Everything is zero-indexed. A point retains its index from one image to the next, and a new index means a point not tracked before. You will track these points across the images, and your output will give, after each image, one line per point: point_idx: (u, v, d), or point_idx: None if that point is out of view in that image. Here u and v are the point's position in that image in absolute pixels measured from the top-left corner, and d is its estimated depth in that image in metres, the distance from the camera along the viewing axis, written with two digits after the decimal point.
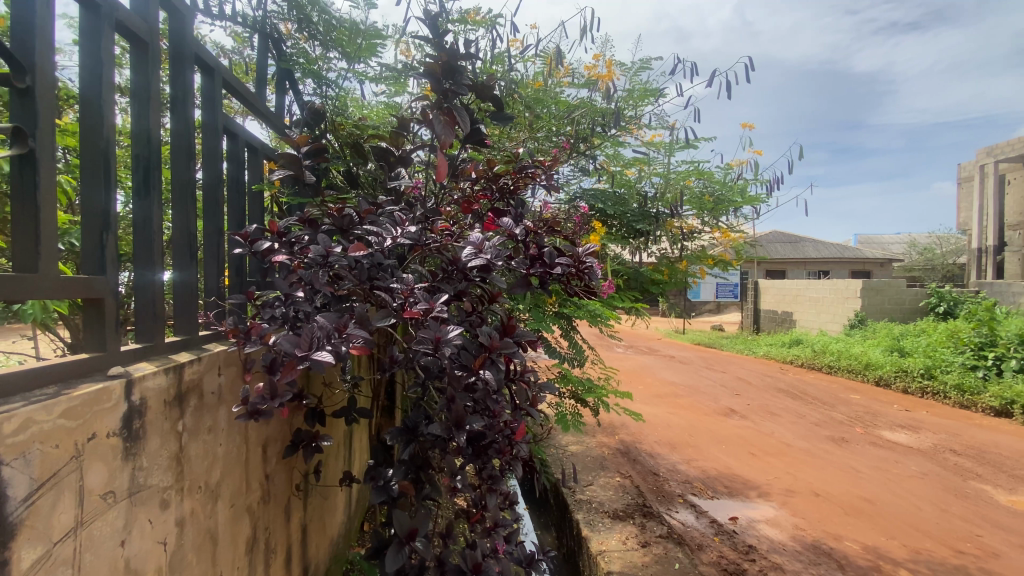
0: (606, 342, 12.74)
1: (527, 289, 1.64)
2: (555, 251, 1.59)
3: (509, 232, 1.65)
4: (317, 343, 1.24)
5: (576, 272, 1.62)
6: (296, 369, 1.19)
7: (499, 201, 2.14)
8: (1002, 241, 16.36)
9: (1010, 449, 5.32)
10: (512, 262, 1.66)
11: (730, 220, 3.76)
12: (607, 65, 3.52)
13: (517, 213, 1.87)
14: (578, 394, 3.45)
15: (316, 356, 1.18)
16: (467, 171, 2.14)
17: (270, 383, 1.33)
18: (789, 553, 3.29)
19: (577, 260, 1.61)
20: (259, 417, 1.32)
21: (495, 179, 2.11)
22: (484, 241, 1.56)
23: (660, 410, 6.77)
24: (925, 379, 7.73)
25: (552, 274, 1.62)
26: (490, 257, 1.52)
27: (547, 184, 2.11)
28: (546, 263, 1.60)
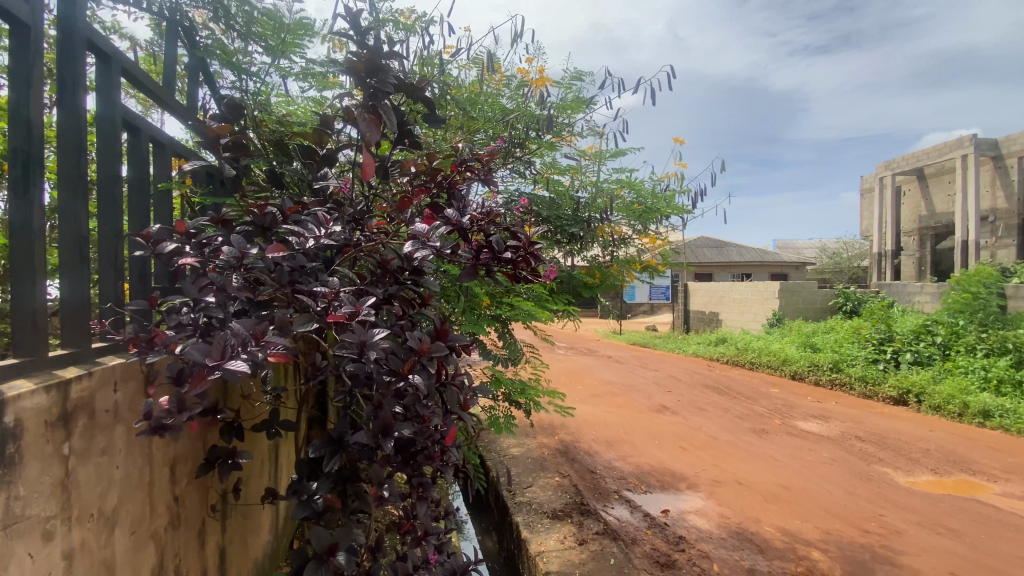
0: (547, 344, 12.91)
1: (475, 278, 1.59)
2: (502, 238, 1.56)
3: (455, 222, 1.64)
4: (230, 350, 1.14)
5: (523, 258, 1.60)
6: (207, 379, 1.08)
7: (437, 195, 2.07)
8: (898, 246, 18.24)
9: (905, 434, 5.93)
10: (457, 254, 1.63)
11: (658, 226, 3.88)
12: (542, 72, 3.57)
13: (460, 206, 1.86)
14: (511, 396, 3.46)
15: (229, 365, 1.09)
16: (405, 168, 2.07)
17: (177, 395, 1.23)
18: (716, 541, 3.47)
19: (525, 244, 1.58)
20: (165, 432, 1.21)
21: (433, 173, 2.03)
22: (430, 227, 1.54)
23: (598, 410, 6.94)
24: (834, 372, 8.45)
25: (499, 259, 1.58)
26: (436, 245, 1.49)
27: (485, 179, 2.10)
28: (494, 248, 1.55)
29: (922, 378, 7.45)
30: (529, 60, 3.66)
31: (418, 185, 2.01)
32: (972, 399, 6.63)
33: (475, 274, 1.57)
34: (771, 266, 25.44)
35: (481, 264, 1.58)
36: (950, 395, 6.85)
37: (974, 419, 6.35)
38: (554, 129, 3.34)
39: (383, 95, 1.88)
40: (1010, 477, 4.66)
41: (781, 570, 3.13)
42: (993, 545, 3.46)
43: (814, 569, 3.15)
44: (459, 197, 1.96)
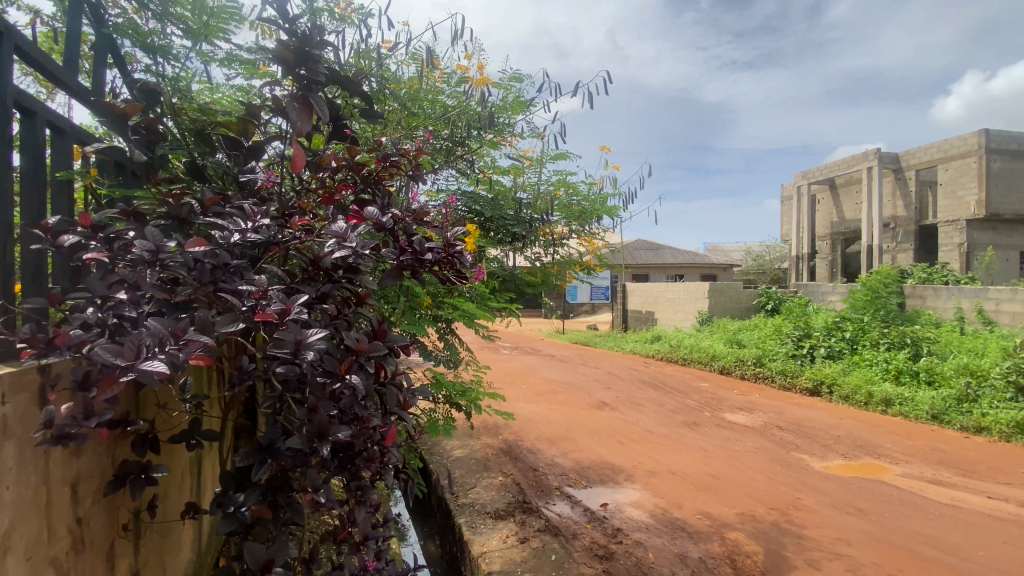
0: (491, 345, 12.96)
1: (398, 280, 1.58)
2: (423, 239, 1.55)
3: (377, 221, 1.61)
4: (146, 351, 1.09)
5: (447, 260, 1.59)
6: (118, 383, 1.03)
7: (362, 191, 2.08)
8: (813, 250, 19.87)
9: (818, 422, 6.47)
10: (381, 253, 1.60)
11: (596, 227, 3.99)
12: (481, 70, 3.56)
13: (384, 204, 1.84)
14: (452, 398, 3.44)
15: (145, 366, 1.04)
16: (327, 161, 2.01)
17: (82, 401, 1.14)
18: (651, 530, 3.62)
19: (448, 245, 1.58)
20: (69, 441, 1.12)
21: (357, 168, 2.02)
22: (349, 226, 1.50)
23: (541, 408, 7.04)
24: (757, 366, 9.09)
25: (422, 262, 1.58)
26: (356, 244, 1.45)
27: (412, 175, 2.13)
28: (415, 250, 1.55)
29: (833, 370, 8.16)
30: (469, 57, 3.64)
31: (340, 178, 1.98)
32: (874, 388, 7.33)
33: (398, 276, 1.56)
34: (702, 267, 26.93)
35: (403, 266, 1.57)
36: (857, 386, 7.54)
37: (877, 407, 7.02)
38: (494, 129, 3.36)
39: (316, 85, 1.82)
40: (905, 459, 5.19)
41: (710, 553, 3.31)
42: (892, 521, 3.83)
43: (739, 550, 3.35)
44: (383, 194, 1.97)
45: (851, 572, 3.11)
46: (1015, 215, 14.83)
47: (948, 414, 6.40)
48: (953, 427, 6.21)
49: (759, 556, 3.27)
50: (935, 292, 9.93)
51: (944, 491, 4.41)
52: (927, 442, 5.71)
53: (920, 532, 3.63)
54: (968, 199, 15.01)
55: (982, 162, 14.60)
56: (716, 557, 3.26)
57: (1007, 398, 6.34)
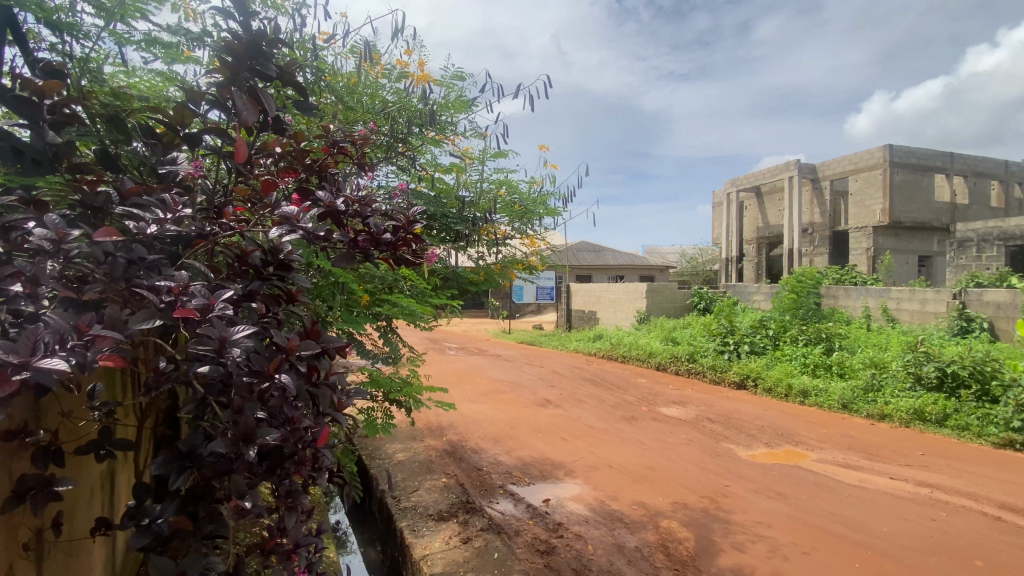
0: (436, 346, 12.84)
1: (353, 261, 1.63)
2: (379, 221, 1.62)
3: (328, 205, 1.66)
4: (46, 346, 1.00)
5: (404, 239, 1.67)
6: (10, 382, 0.94)
7: (307, 179, 2.02)
8: (741, 252, 21.24)
9: (744, 413, 6.93)
10: (332, 238, 1.65)
11: (538, 227, 4.03)
12: (422, 67, 3.52)
13: (332, 190, 1.86)
14: (391, 395, 3.36)
15: (41, 364, 0.97)
16: (269, 147, 1.96)
17: None
18: (590, 523, 3.73)
19: (403, 225, 1.66)
20: None
21: (301, 156, 1.98)
22: (299, 210, 1.56)
23: (485, 407, 7.06)
24: (689, 362, 9.59)
25: (379, 243, 1.64)
26: (307, 226, 1.53)
27: (358, 164, 2.14)
28: (372, 231, 1.62)
29: (757, 365, 8.76)
30: (410, 54, 3.59)
31: (283, 167, 1.95)
32: (794, 381, 7.94)
33: (352, 258, 1.62)
34: (641, 269, 28.03)
35: (357, 248, 1.64)
36: (778, 378, 8.15)
37: (796, 398, 7.61)
38: (436, 126, 3.31)
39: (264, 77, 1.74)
40: (820, 445, 5.66)
41: (646, 542, 3.45)
42: (808, 503, 4.16)
43: (672, 538, 3.52)
44: (329, 181, 1.93)
45: (771, 552, 3.36)
46: (913, 223, 16.54)
47: (855, 403, 7.04)
48: (860, 415, 6.84)
49: (690, 542, 3.46)
50: (847, 292, 10.89)
51: (853, 474, 4.85)
52: (838, 430, 6.25)
53: (831, 512, 3.97)
54: (875, 207, 16.60)
55: (885, 175, 16.19)
56: (651, 545, 3.41)
57: (905, 387, 7.06)
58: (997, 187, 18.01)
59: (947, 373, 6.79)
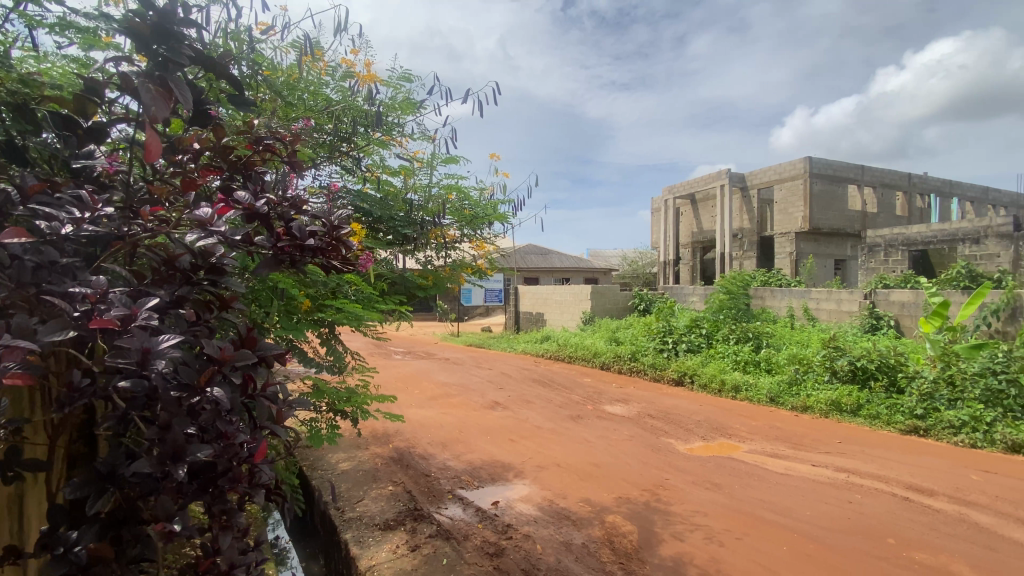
0: (382, 350, 12.55)
1: (277, 269, 1.50)
2: (303, 224, 1.50)
3: (249, 206, 1.56)
4: None
5: (332, 246, 1.58)
6: None
7: (230, 178, 1.90)
8: (679, 256, 22.29)
9: (682, 409, 7.27)
10: (253, 242, 1.53)
11: (489, 233, 4.00)
12: (368, 66, 3.43)
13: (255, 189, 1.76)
14: (335, 404, 3.23)
15: None
16: (186, 143, 1.82)
17: None
18: (538, 523, 3.77)
19: (331, 229, 1.58)
20: None
21: (223, 152, 1.85)
22: (214, 212, 1.43)
23: (433, 412, 6.98)
24: (632, 361, 9.95)
25: (304, 250, 1.53)
26: (224, 230, 1.38)
27: (289, 162, 2.00)
28: (295, 236, 1.50)
29: (694, 363, 9.22)
30: (356, 53, 3.49)
31: (204, 164, 1.81)
32: (727, 376, 8.42)
33: (276, 266, 1.49)
34: (586, 271, 28.77)
35: (282, 256, 1.52)
36: (712, 375, 8.61)
37: (728, 393, 8.09)
38: (383, 127, 3.27)
39: (175, 64, 1.61)
40: (751, 437, 6.04)
41: (592, 538, 3.54)
42: (741, 491, 4.43)
43: (616, 532, 3.64)
44: (256, 181, 1.84)
45: (708, 539, 3.54)
46: (830, 229, 18.02)
47: (781, 396, 7.58)
48: (786, 407, 7.36)
49: (634, 535, 3.59)
50: (773, 293, 11.67)
51: (780, 463, 5.21)
52: (767, 422, 6.70)
53: (761, 499, 4.24)
54: (796, 215, 18.03)
55: (805, 185, 17.57)
56: (597, 540, 3.50)
57: (824, 379, 7.67)
58: (900, 197, 19.94)
59: (858, 366, 7.45)
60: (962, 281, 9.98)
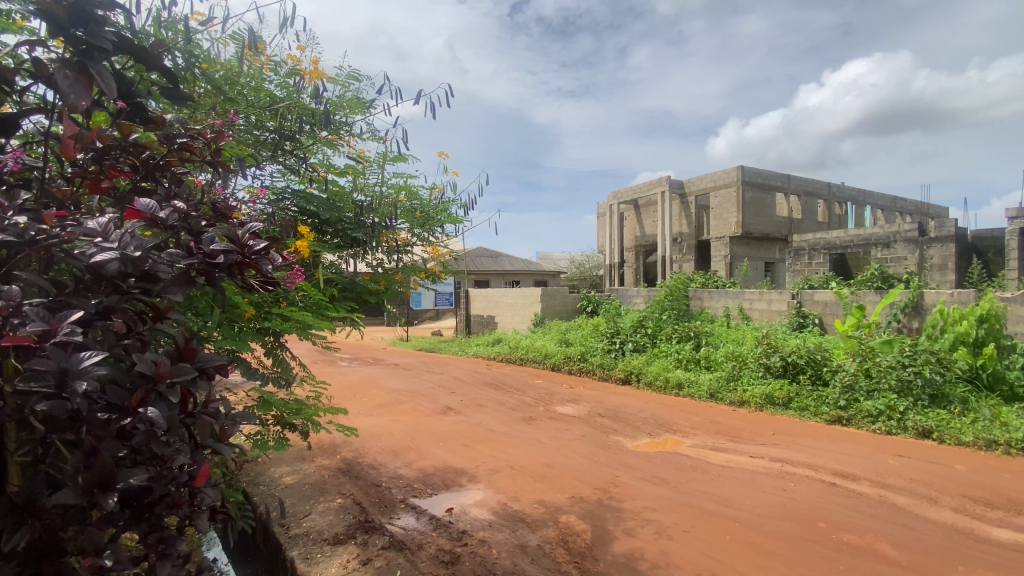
0: (328, 357, 12.10)
1: (190, 288, 1.34)
2: (212, 238, 1.35)
3: (152, 216, 1.41)
4: None
5: (246, 262, 1.41)
6: None
7: (143, 181, 1.74)
8: (624, 258, 23.02)
9: (630, 407, 7.50)
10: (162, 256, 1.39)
11: (441, 235, 3.95)
12: (315, 63, 3.31)
13: (171, 195, 1.65)
14: (284, 418, 3.07)
15: None
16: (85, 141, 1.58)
17: None
18: (492, 527, 3.75)
19: (244, 245, 1.41)
20: None
21: (134, 150, 1.69)
22: (110, 223, 1.31)
23: (383, 419, 6.79)
24: (581, 361, 10.17)
25: (214, 266, 1.37)
26: (116, 244, 1.24)
27: (210, 162, 1.81)
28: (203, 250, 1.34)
29: (640, 362, 9.53)
30: (302, 49, 3.34)
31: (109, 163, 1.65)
32: (671, 374, 8.77)
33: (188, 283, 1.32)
34: (535, 273, 29.12)
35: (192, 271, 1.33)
36: (657, 373, 8.95)
37: (672, 390, 8.43)
38: (330, 127, 3.16)
39: (100, 50, 1.49)
40: (694, 432, 6.31)
41: (547, 539, 3.57)
42: (686, 485, 4.61)
43: (570, 531, 3.69)
44: (176, 187, 1.71)
45: (658, 533, 3.66)
46: (760, 234, 19.24)
47: (720, 392, 7.99)
48: (725, 402, 7.76)
49: (587, 533, 3.65)
50: (711, 294, 12.28)
51: (721, 455, 5.47)
52: (708, 417, 7.03)
53: (706, 491, 4.44)
54: (730, 221, 19.15)
55: (738, 192, 18.71)
56: (552, 541, 3.53)
57: (758, 375, 8.15)
58: (821, 205, 21.61)
59: (788, 362, 7.97)
60: (876, 282, 10.94)
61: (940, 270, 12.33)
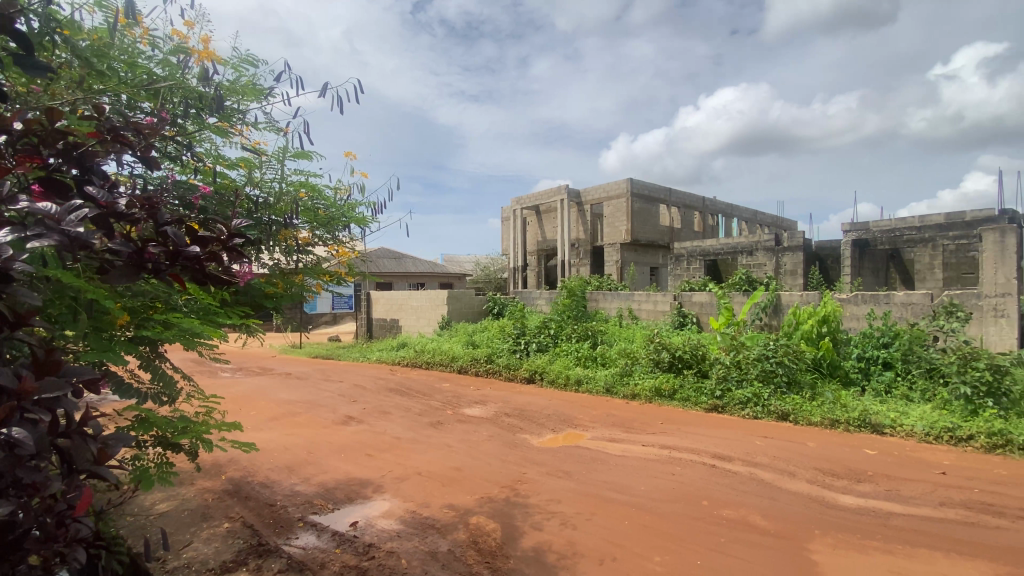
0: (207, 369, 10.90)
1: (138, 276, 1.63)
2: (182, 233, 1.63)
3: (102, 205, 1.62)
4: None
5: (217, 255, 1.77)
6: None
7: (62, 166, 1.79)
8: (526, 262, 23.70)
9: (535, 405, 7.74)
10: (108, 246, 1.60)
11: (347, 237, 3.76)
12: (205, 42, 2.98)
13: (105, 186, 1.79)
14: (166, 438, 2.73)
15: None
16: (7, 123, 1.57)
17: None
18: (401, 536, 3.65)
19: (220, 242, 1.79)
20: None
21: (55, 138, 1.71)
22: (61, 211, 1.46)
23: (275, 433, 6.28)
24: (487, 363, 10.30)
25: (184, 254, 1.63)
26: (73, 232, 1.42)
27: (143, 156, 2.05)
28: (175, 242, 1.61)
29: (544, 361, 9.87)
30: (188, 24, 2.99)
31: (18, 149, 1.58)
32: (572, 372, 9.19)
33: (134, 273, 1.59)
34: (439, 276, 28.86)
35: (139, 262, 1.62)
36: (559, 371, 9.35)
37: (573, 387, 8.86)
38: (221, 113, 2.88)
39: None
40: (594, 425, 6.67)
41: (457, 542, 3.55)
42: (588, 476, 4.86)
43: (480, 532, 3.70)
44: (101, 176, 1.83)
45: (564, 525, 3.82)
46: (648, 241, 20.97)
47: (615, 386, 8.57)
48: (620, 396, 8.35)
49: (497, 532, 3.69)
50: (606, 296, 13.09)
51: (618, 446, 5.85)
52: (606, 411, 7.47)
53: (606, 481, 4.72)
54: (621, 229, 20.62)
55: (628, 202, 20.27)
56: (463, 544, 3.52)
57: (648, 370, 8.84)
58: (698, 216, 24.12)
59: (674, 356, 8.75)
60: (743, 285, 12.47)
61: (791, 275, 14.36)
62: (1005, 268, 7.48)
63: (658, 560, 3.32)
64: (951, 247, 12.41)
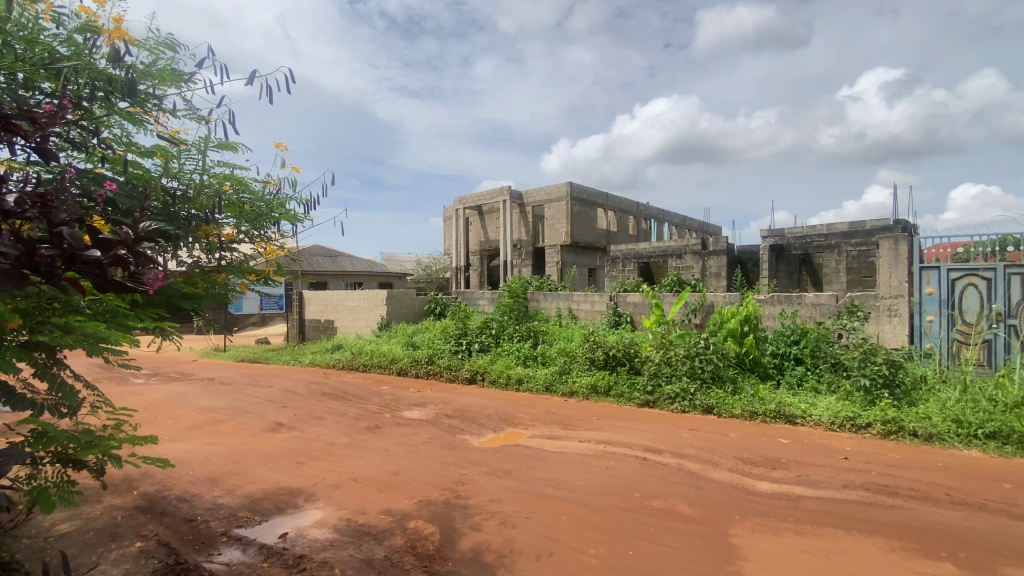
0: (116, 375, 9.95)
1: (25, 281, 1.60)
2: (78, 234, 1.63)
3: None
4: None
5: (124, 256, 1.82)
6: None
7: None
8: (468, 262, 23.63)
9: (476, 405, 7.73)
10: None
11: (275, 234, 3.58)
12: (118, 20, 2.74)
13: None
14: (67, 454, 2.47)
15: None
16: None
17: None
18: (335, 545, 3.52)
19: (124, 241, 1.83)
20: None
21: None
22: None
23: (195, 444, 5.84)
24: (428, 364, 10.17)
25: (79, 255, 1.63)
26: None
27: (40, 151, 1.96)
28: (71, 245, 1.62)
29: (485, 361, 9.88)
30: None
31: None
32: (512, 371, 9.28)
33: (23, 277, 1.57)
34: (378, 275, 28.11)
35: (30, 265, 1.59)
36: (500, 370, 9.40)
37: (514, 386, 8.95)
38: (133, 99, 2.67)
39: None
40: (533, 424, 6.77)
41: (395, 548, 3.48)
42: (527, 474, 4.93)
43: (418, 536, 3.65)
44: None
45: (502, 523, 3.85)
46: (586, 243, 21.58)
47: (555, 384, 8.76)
48: (559, 394, 8.56)
49: (436, 535, 3.66)
50: (546, 296, 13.32)
51: (556, 443, 5.98)
52: (545, 409, 7.61)
53: (545, 478, 4.81)
54: (561, 230, 21.05)
55: (568, 205, 20.75)
56: (400, 550, 3.46)
57: (585, 368, 9.10)
58: (634, 220, 25.14)
59: (609, 354, 9.03)
60: (673, 286, 13.15)
61: (716, 276, 15.32)
62: (898, 272, 8.31)
63: (593, 553, 3.44)
64: (853, 252, 13.78)
